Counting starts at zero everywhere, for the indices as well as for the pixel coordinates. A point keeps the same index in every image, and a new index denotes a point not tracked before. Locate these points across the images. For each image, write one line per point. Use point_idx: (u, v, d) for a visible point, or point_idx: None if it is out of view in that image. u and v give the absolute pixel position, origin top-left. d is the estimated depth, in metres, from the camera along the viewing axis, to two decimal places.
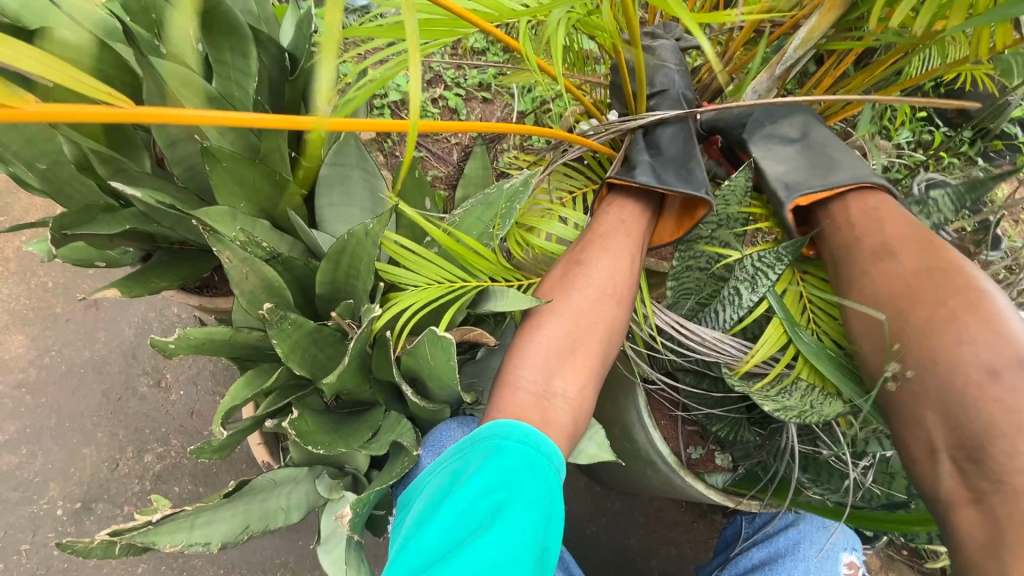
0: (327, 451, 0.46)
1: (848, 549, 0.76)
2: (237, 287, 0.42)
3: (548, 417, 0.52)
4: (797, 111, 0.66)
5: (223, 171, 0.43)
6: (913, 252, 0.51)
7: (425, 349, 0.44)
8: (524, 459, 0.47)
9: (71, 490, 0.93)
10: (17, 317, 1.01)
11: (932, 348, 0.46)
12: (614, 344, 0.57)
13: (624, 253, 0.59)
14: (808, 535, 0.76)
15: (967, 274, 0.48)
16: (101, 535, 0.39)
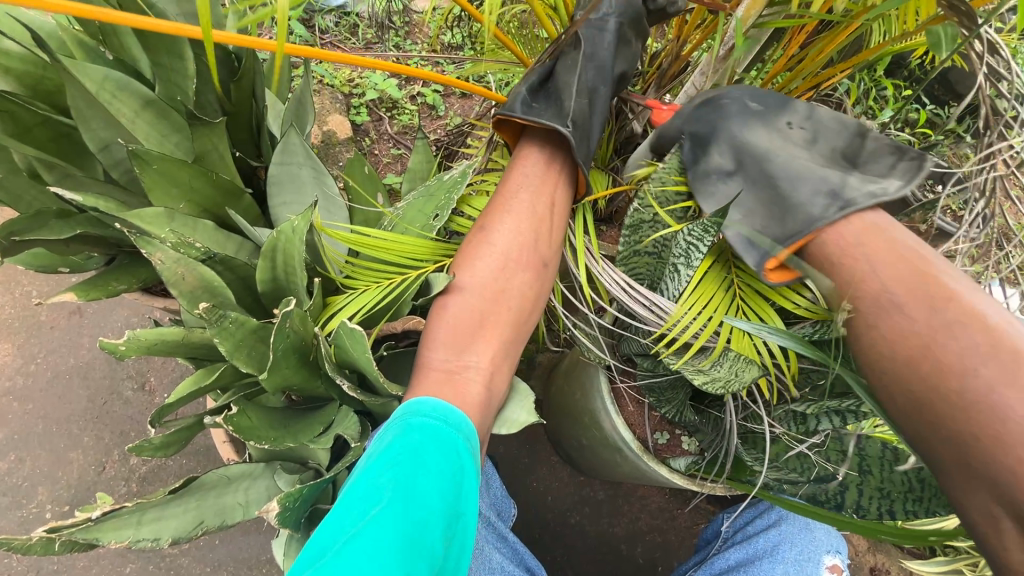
0: (271, 446, 0.46)
1: (831, 551, 0.76)
2: (173, 287, 0.43)
3: (459, 392, 0.53)
4: (724, 133, 0.58)
5: (153, 172, 0.43)
6: (923, 309, 0.44)
7: (346, 342, 0.45)
8: (433, 431, 0.49)
9: (59, 493, 0.95)
10: (3, 325, 1.03)
11: (966, 412, 0.40)
12: (529, 309, 0.58)
13: (527, 215, 0.58)
14: (789, 539, 0.75)
15: (962, 308, 0.43)
16: (40, 533, 0.41)
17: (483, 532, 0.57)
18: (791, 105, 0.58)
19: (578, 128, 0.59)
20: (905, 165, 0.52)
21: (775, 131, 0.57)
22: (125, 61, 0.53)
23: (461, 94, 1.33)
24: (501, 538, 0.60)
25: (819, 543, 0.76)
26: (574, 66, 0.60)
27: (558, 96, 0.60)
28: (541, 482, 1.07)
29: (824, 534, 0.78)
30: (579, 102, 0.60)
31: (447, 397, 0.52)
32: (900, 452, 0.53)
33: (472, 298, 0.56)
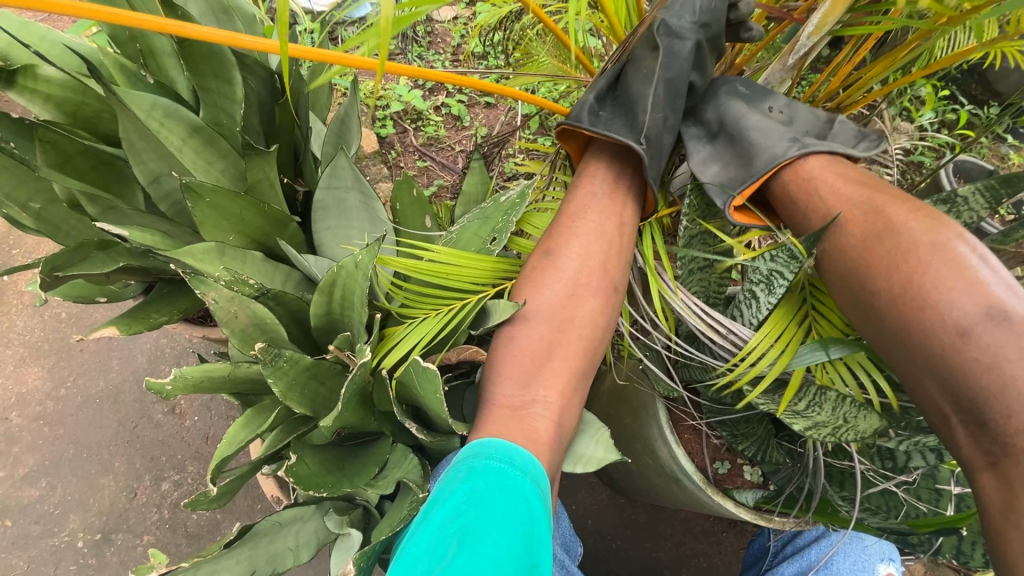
0: (330, 493, 0.44)
1: (886, 559, 0.72)
2: (226, 326, 0.40)
3: (528, 429, 0.51)
4: (712, 106, 0.62)
5: (206, 206, 0.41)
6: (860, 220, 0.48)
7: (413, 379, 0.42)
8: (498, 475, 0.47)
9: (90, 521, 0.93)
10: (32, 349, 1.02)
11: (900, 308, 0.43)
12: (599, 334, 0.57)
13: (596, 237, 0.58)
14: (842, 549, 0.72)
15: (901, 217, 0.46)
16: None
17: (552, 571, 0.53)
18: (770, 91, 0.60)
19: (651, 143, 0.58)
20: (866, 143, 0.56)
21: (756, 109, 0.59)
22: (168, 86, 0.50)
23: (487, 104, 1.30)
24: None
25: (872, 551, 0.73)
26: (646, 76, 0.58)
27: (630, 108, 0.59)
28: (580, 504, 1.04)
29: (875, 543, 0.74)
30: (654, 116, 0.58)
31: (515, 436, 0.51)
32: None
33: (539, 319, 0.56)
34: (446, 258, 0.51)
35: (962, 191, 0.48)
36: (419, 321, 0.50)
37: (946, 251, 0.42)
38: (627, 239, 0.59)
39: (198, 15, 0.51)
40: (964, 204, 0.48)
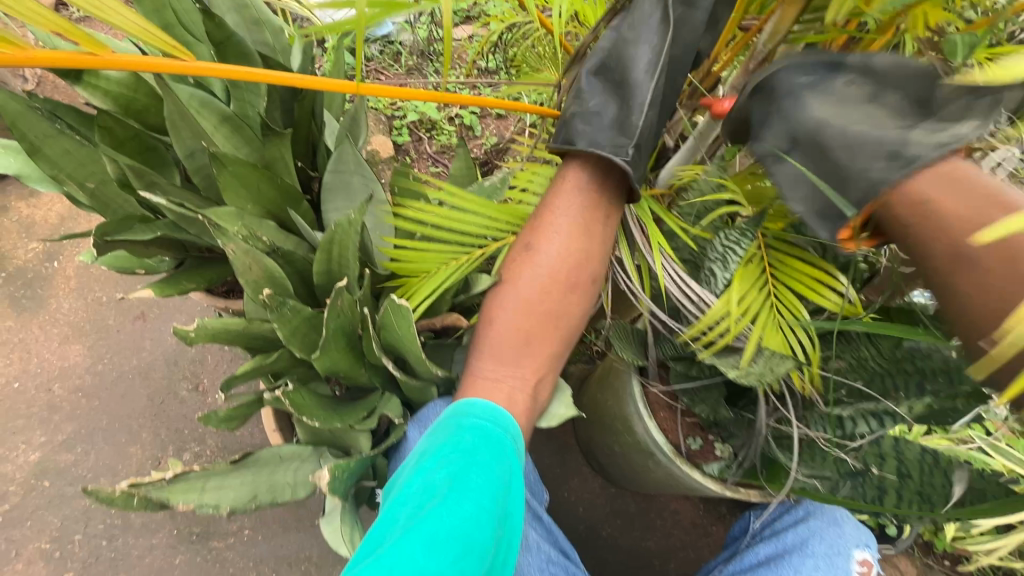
0: (321, 423, 0.50)
1: (861, 545, 0.71)
2: (241, 276, 0.48)
3: (513, 398, 0.56)
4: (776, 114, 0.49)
5: (229, 174, 0.49)
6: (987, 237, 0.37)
7: (391, 317, 0.49)
8: (483, 432, 0.52)
9: (119, 485, 1.01)
10: (76, 328, 1.13)
11: None
12: (569, 324, 0.60)
13: (574, 237, 0.58)
14: (817, 533, 0.71)
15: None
16: (124, 483, 0.43)
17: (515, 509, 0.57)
18: (840, 65, 0.48)
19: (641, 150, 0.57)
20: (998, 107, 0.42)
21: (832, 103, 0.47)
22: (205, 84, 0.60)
23: (497, 116, 1.39)
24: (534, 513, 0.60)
25: (850, 537, 0.72)
26: (647, 77, 0.56)
27: (625, 97, 0.57)
28: (574, 492, 1.08)
29: (853, 528, 0.73)
30: (647, 116, 0.57)
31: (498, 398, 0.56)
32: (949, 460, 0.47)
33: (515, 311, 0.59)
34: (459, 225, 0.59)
35: None
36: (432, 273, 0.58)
37: None
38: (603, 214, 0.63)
39: (233, 26, 0.61)
40: None
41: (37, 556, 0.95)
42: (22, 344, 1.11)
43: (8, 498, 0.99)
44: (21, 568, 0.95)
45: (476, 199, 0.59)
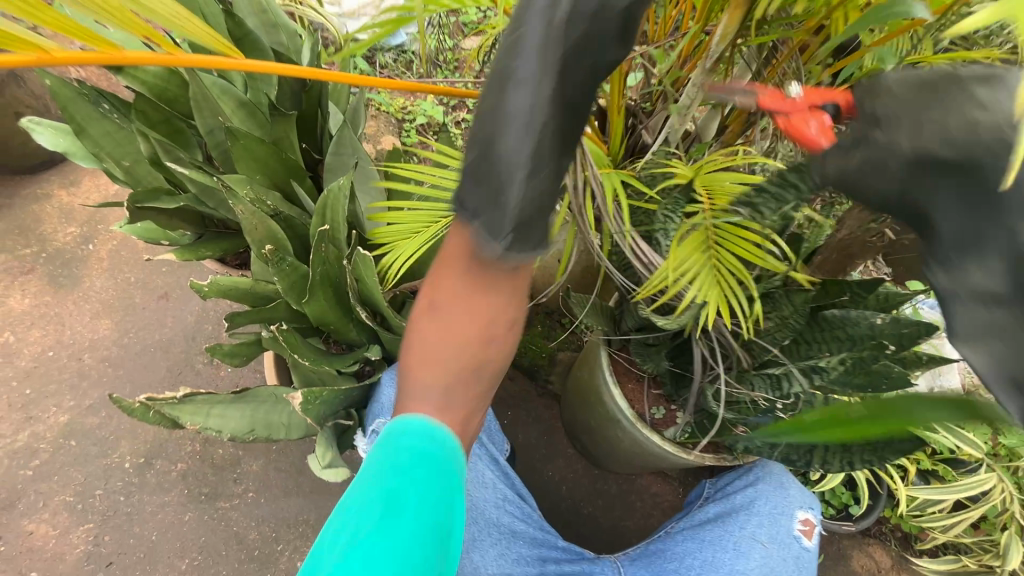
0: (309, 364, 0.59)
1: (803, 506, 0.86)
2: (248, 234, 0.56)
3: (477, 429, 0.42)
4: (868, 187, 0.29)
5: (241, 147, 0.57)
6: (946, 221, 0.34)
7: (363, 271, 0.59)
8: (420, 460, 0.38)
9: (137, 446, 1.10)
10: (106, 304, 1.23)
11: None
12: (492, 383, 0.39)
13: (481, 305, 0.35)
14: (763, 494, 0.86)
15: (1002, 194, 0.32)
16: (145, 398, 0.51)
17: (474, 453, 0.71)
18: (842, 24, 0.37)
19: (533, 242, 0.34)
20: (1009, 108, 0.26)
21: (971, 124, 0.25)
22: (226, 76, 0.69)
23: None
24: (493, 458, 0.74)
25: (793, 500, 0.86)
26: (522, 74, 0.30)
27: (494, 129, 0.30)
28: (557, 472, 1.14)
29: (799, 494, 0.87)
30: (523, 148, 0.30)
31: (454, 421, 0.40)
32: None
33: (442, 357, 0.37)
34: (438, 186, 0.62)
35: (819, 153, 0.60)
36: (412, 233, 0.62)
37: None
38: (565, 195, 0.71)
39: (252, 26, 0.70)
40: None
41: (62, 508, 1.04)
42: (57, 318, 1.21)
43: (38, 456, 1.08)
44: (47, 519, 1.03)
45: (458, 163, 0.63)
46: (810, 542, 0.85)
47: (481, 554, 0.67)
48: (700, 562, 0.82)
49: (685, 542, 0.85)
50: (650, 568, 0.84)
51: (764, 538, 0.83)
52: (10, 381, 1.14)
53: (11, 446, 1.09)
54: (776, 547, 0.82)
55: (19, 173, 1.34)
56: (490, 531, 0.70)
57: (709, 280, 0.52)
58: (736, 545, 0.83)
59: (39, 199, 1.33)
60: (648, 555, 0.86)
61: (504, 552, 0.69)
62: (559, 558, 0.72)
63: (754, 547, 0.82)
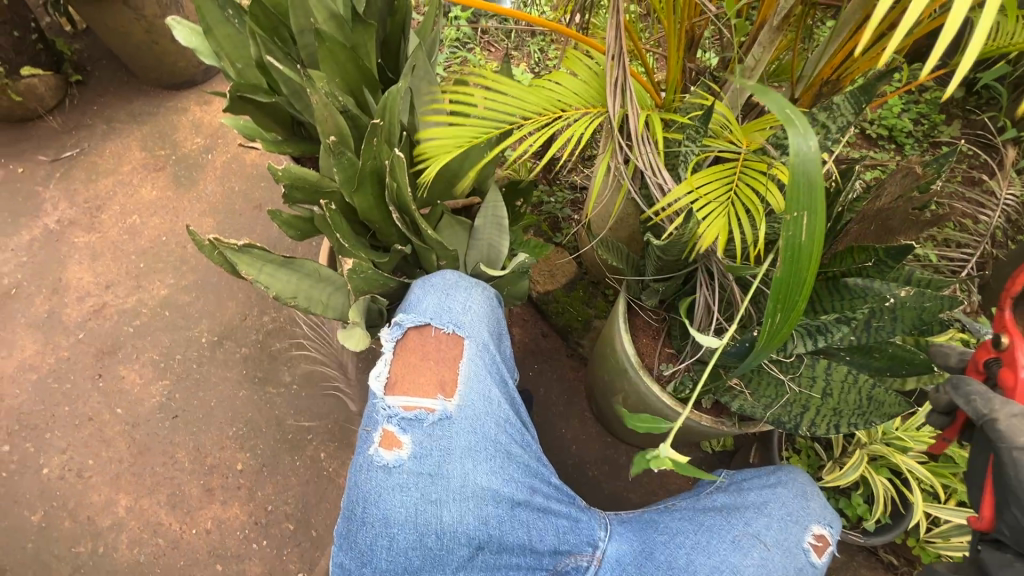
0: (348, 245, 0.67)
1: (822, 522, 0.76)
2: (318, 123, 0.64)
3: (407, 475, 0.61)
4: None
5: (325, 48, 0.65)
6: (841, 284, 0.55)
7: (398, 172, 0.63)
8: None
9: (214, 326, 1.26)
10: (212, 205, 1.42)
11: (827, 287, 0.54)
12: None
13: None
14: (781, 499, 0.77)
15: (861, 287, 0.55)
16: (225, 236, 0.59)
17: (487, 369, 0.71)
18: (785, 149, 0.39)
19: None
20: None
21: None
22: None
23: None
24: (501, 381, 0.73)
25: (814, 512, 0.77)
26: None
27: None
28: (570, 431, 1.16)
29: (822, 508, 0.78)
30: None
31: None
32: (860, 376, 0.57)
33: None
34: (489, 106, 0.67)
35: (837, 98, 0.57)
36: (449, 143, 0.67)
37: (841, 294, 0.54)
38: (603, 130, 0.77)
39: None
40: (837, 109, 0.58)
41: (149, 362, 1.23)
42: (173, 209, 1.41)
43: (140, 317, 1.28)
44: (137, 369, 1.22)
45: (509, 85, 0.68)
46: (820, 560, 0.74)
47: (473, 464, 0.66)
48: (692, 542, 0.73)
49: (681, 521, 0.77)
50: (636, 534, 0.77)
51: (769, 540, 0.73)
52: (130, 253, 1.36)
53: (122, 305, 1.29)
54: (779, 554, 0.72)
55: (167, 88, 1.58)
56: (487, 445, 0.67)
57: (716, 216, 0.53)
58: (736, 539, 0.73)
59: (179, 111, 1.55)
60: (637, 523, 0.79)
61: (497, 469, 0.67)
62: (548, 493, 0.72)
63: (756, 546, 0.72)
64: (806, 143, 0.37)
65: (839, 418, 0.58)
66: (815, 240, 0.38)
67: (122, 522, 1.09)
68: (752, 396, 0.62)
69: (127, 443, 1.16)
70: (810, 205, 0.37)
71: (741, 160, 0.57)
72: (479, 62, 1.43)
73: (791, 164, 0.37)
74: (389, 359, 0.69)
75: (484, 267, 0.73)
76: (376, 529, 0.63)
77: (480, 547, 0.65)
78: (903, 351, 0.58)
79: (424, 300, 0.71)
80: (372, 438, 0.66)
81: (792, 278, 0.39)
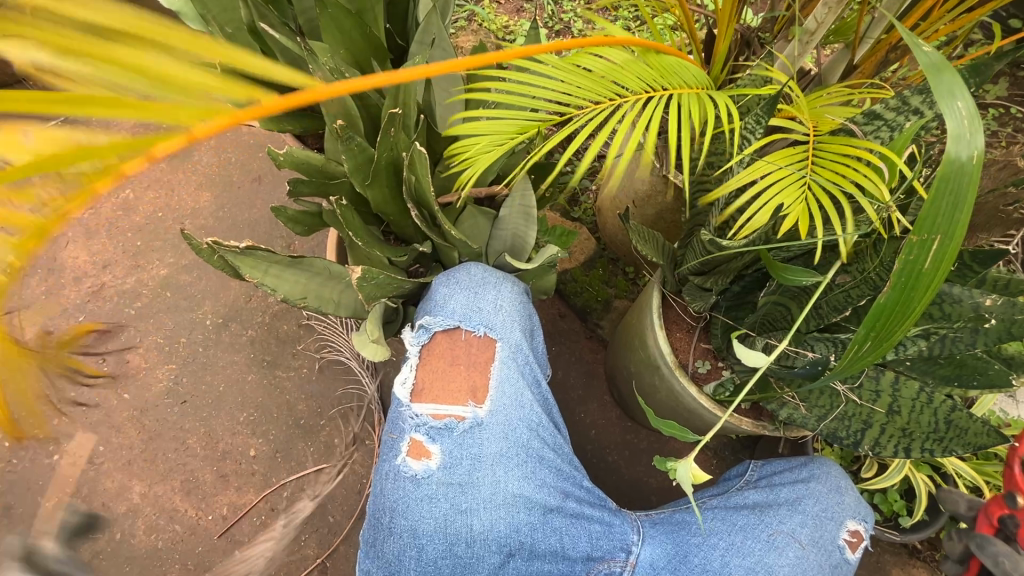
0: (362, 245, 0.59)
1: (857, 518, 0.71)
2: (325, 105, 0.56)
3: None
4: None
5: (329, 17, 0.57)
6: (965, 314, 0.49)
7: (417, 167, 0.55)
8: None
9: (218, 308, 1.21)
10: (207, 178, 1.33)
11: (968, 315, 0.48)
12: None
13: None
14: (814, 495, 0.71)
15: (995, 330, 0.48)
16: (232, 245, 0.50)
17: (520, 372, 0.65)
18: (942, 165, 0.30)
19: None
20: None
21: None
22: None
23: None
24: (535, 381, 0.67)
25: (847, 506, 0.72)
26: None
27: None
28: (589, 416, 1.13)
29: (855, 500, 0.73)
30: None
31: None
32: (934, 395, 0.53)
33: None
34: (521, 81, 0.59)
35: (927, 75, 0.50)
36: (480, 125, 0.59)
37: (969, 313, 0.49)
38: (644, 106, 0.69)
39: None
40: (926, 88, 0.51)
41: (154, 346, 1.19)
42: (168, 182, 1.33)
43: (140, 299, 1.23)
44: (141, 353, 1.18)
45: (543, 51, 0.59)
46: (853, 556, 0.70)
47: (505, 472, 0.62)
48: (725, 544, 0.69)
49: (712, 520, 0.71)
50: (670, 536, 0.71)
51: (803, 538, 0.69)
52: (125, 231, 1.29)
53: (121, 286, 1.24)
54: (814, 553, 0.68)
55: None
56: (519, 452, 0.63)
57: (790, 201, 0.46)
58: (770, 538, 0.69)
59: None
60: (670, 523, 0.73)
61: (528, 475, 0.63)
62: (580, 497, 0.68)
63: (790, 546, 0.68)
64: (967, 153, 0.29)
65: (909, 437, 0.54)
66: (942, 268, 0.32)
67: (138, 509, 1.08)
68: (805, 406, 0.58)
69: (136, 429, 1.13)
70: (946, 228, 0.31)
71: (815, 143, 0.49)
72: (489, 16, 1.30)
73: (938, 174, 0.30)
74: (414, 364, 0.63)
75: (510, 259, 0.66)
76: (404, 539, 0.60)
77: (511, 554, 0.62)
78: (975, 360, 0.52)
79: (452, 301, 0.63)
80: (399, 446, 0.62)
81: (895, 305, 0.34)
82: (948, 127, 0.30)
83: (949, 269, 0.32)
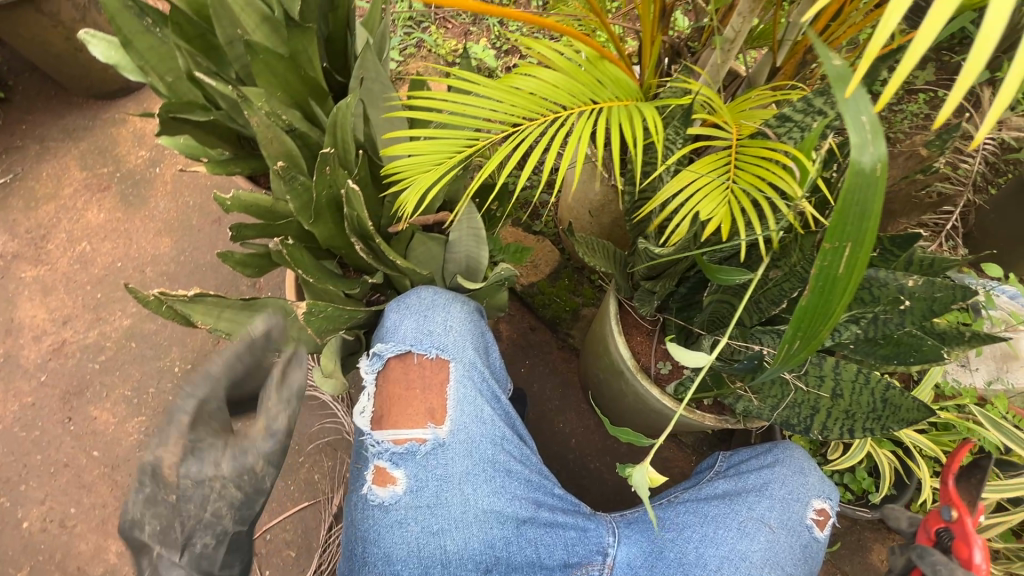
0: (313, 280, 0.60)
1: (822, 495, 0.73)
2: (264, 148, 0.57)
3: None
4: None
5: (261, 62, 0.58)
6: (888, 294, 0.51)
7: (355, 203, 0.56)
8: None
9: (186, 354, 1.19)
10: (166, 224, 1.32)
11: (892, 298, 0.51)
12: None
13: None
14: (780, 478, 0.73)
15: (918, 308, 0.51)
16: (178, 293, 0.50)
17: (477, 390, 0.66)
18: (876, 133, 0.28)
19: None
20: None
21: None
22: None
23: None
24: (494, 397, 0.67)
25: (812, 486, 0.74)
26: None
27: None
28: (567, 425, 1.14)
29: (819, 479, 0.75)
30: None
31: None
32: (871, 375, 0.55)
33: None
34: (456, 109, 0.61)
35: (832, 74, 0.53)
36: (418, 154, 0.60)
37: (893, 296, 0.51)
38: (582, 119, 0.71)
39: None
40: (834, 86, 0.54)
41: (121, 399, 1.16)
42: (126, 231, 1.31)
43: (104, 352, 1.20)
44: (108, 407, 1.16)
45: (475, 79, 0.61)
46: (821, 534, 0.73)
47: (474, 489, 0.63)
48: (699, 535, 0.70)
49: (684, 513, 0.72)
50: (645, 533, 0.72)
51: (773, 522, 0.70)
52: (84, 284, 1.27)
53: (83, 341, 1.22)
54: (785, 535, 0.70)
55: (99, 98, 1.44)
56: (485, 467, 0.64)
57: (712, 206, 0.48)
58: (742, 525, 0.70)
59: (116, 122, 1.42)
60: (644, 520, 0.73)
61: (498, 489, 0.64)
62: (553, 505, 0.68)
63: (761, 530, 0.70)
64: (868, 160, 0.31)
65: (854, 417, 0.56)
66: (853, 274, 0.34)
67: (115, 569, 1.05)
68: (756, 398, 0.60)
69: (109, 486, 1.11)
70: (855, 234, 0.33)
71: (735, 146, 0.52)
72: (436, 42, 1.32)
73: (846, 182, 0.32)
74: (371, 392, 0.63)
75: (462, 282, 0.67)
76: (380, 568, 0.60)
77: (488, 570, 0.62)
78: (909, 337, 0.55)
79: (403, 326, 0.64)
80: (364, 475, 0.62)
81: (816, 305, 0.36)
82: (852, 138, 0.31)
83: (861, 274, 0.35)
